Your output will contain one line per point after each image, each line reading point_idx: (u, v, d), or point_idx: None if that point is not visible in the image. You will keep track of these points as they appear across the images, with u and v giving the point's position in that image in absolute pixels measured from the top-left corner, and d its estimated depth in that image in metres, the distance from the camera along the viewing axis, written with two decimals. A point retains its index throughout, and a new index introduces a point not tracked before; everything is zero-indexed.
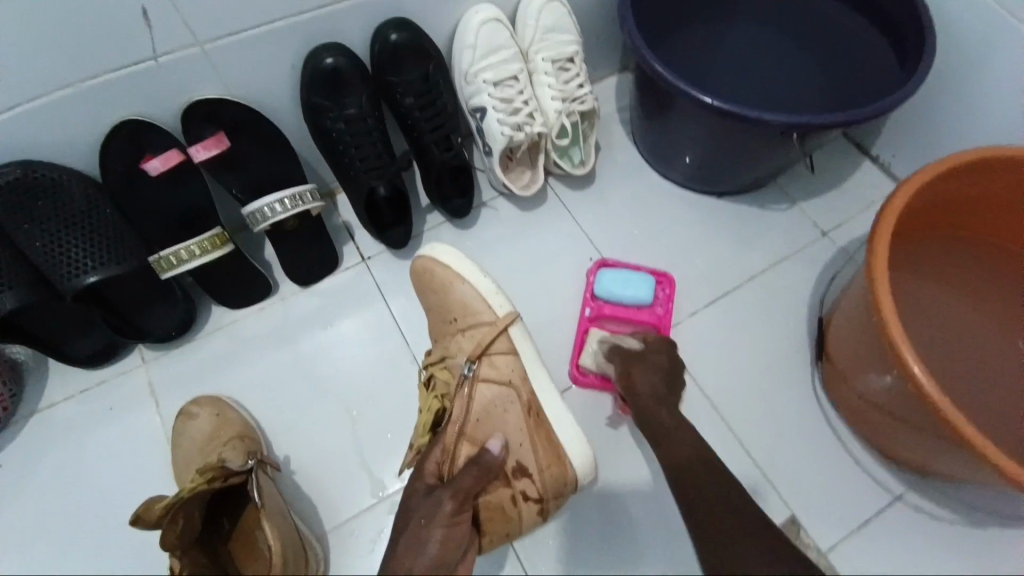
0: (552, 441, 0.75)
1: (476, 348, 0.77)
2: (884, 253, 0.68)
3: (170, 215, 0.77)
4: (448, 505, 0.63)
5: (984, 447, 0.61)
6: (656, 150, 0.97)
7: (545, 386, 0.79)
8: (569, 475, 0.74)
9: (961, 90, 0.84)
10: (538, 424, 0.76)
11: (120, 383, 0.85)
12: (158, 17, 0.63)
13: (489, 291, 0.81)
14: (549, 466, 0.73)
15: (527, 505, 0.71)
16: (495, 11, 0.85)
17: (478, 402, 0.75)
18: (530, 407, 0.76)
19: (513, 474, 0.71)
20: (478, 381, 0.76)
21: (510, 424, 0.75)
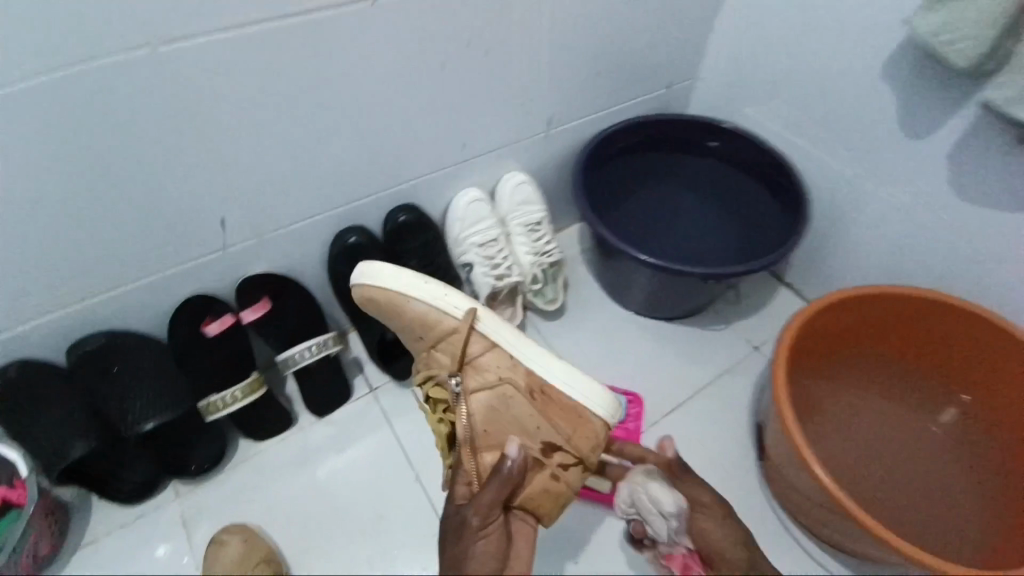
0: (566, 405, 0.80)
1: (454, 360, 0.83)
2: (782, 371, 0.88)
3: (214, 368, 0.91)
4: (475, 521, 0.69)
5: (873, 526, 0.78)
6: (613, 286, 1.20)
7: (537, 363, 0.82)
8: (592, 429, 0.80)
9: (835, 236, 1.09)
10: (544, 400, 0.80)
11: (156, 514, 0.96)
12: (230, 221, 0.86)
13: (438, 296, 0.83)
14: (573, 431, 0.79)
15: (569, 471, 0.80)
16: (477, 193, 1.10)
17: (476, 404, 0.81)
18: (530, 389, 0.81)
19: (544, 453, 0.79)
20: (469, 391, 0.81)
21: (520, 415, 0.79)
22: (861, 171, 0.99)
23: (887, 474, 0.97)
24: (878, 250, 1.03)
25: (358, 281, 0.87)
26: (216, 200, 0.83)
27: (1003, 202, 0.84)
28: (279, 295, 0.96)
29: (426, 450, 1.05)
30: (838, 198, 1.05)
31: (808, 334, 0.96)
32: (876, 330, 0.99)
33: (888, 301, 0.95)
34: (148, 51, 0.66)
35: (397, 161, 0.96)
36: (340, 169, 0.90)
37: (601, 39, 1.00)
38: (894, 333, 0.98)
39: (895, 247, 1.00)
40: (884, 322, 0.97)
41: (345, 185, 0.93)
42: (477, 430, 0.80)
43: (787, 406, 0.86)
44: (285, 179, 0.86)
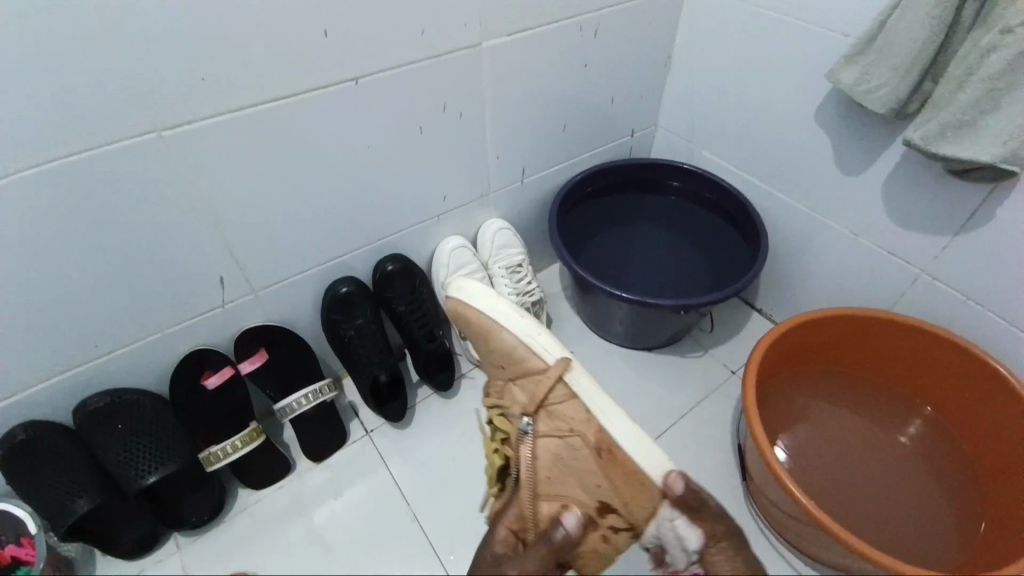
0: (630, 471, 0.78)
1: (532, 403, 0.87)
2: (751, 387, 0.94)
3: (214, 416, 0.98)
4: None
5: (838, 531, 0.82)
6: (594, 320, 1.26)
7: (610, 419, 0.81)
8: (652, 506, 0.77)
9: (795, 262, 1.17)
10: (607, 460, 0.80)
11: (158, 568, 0.98)
12: (229, 279, 0.93)
13: (526, 336, 0.89)
14: (632, 498, 0.78)
15: (619, 534, 0.83)
16: (461, 240, 1.17)
17: (546, 444, 0.86)
18: (597, 445, 0.82)
19: (599, 513, 0.83)
20: (540, 432, 0.87)
21: (583, 469, 0.83)
22: (812, 202, 1.08)
23: (863, 484, 1.01)
24: (834, 274, 1.11)
25: (451, 295, 0.99)
26: (216, 261, 0.90)
27: (938, 226, 0.92)
28: (275, 346, 1.02)
29: (421, 488, 1.08)
30: (794, 227, 1.13)
31: (776, 352, 1.02)
32: (841, 345, 1.05)
33: (852, 320, 1.01)
34: (155, 135, 0.73)
35: (383, 215, 1.03)
36: (330, 225, 0.98)
37: (567, 97, 1.10)
38: (858, 348, 1.05)
39: (850, 271, 1.08)
40: (849, 338, 1.04)
41: (335, 240, 1.00)
42: (540, 473, 0.86)
43: (759, 427, 0.91)
44: (280, 238, 0.93)
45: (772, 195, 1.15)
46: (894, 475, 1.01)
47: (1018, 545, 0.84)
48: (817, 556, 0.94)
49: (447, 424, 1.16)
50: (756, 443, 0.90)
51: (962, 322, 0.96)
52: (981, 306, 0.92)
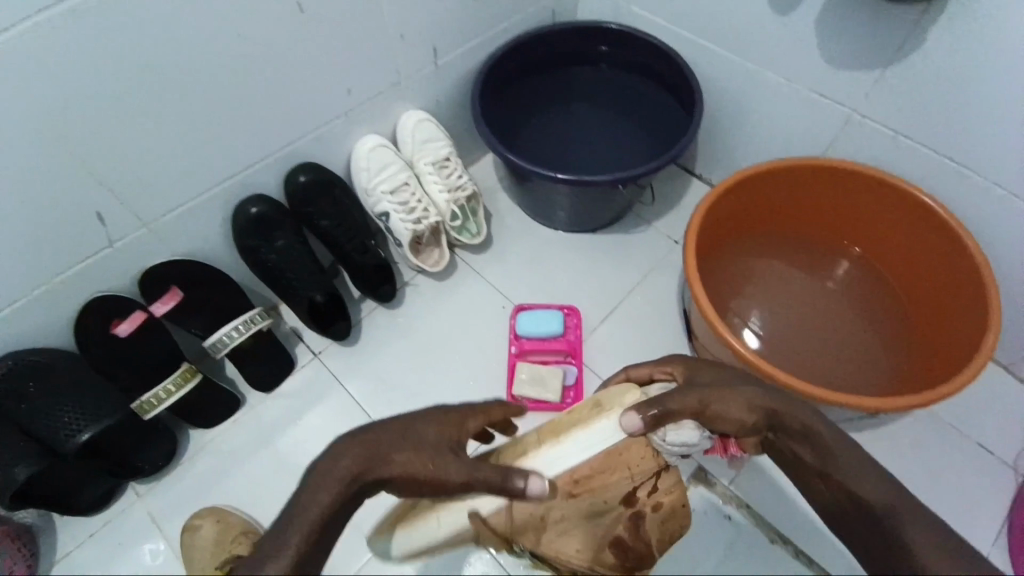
0: (605, 461, 0.64)
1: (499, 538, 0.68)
2: (691, 256, 0.93)
3: (143, 363, 0.90)
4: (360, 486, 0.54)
5: (787, 379, 0.85)
6: (536, 208, 1.20)
7: (559, 459, 0.64)
8: (646, 445, 0.64)
9: (732, 120, 1.13)
10: (592, 484, 0.64)
11: (122, 519, 0.97)
12: (109, 214, 0.81)
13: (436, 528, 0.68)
14: (631, 463, 0.64)
15: (661, 480, 0.66)
16: (378, 139, 1.06)
17: (551, 545, 0.67)
18: (567, 494, 0.64)
19: (629, 500, 0.65)
20: (541, 546, 0.67)
21: (578, 507, 0.64)
22: (745, 51, 1.02)
23: (806, 330, 1.05)
24: (769, 128, 1.08)
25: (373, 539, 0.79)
26: (91, 195, 0.78)
27: (868, 60, 0.89)
28: (188, 282, 0.93)
29: (380, 400, 1.07)
30: (728, 82, 1.08)
31: (713, 217, 1.01)
32: (774, 202, 1.05)
33: (790, 170, 1.00)
34: None
35: (282, 119, 0.91)
36: (221, 138, 0.85)
37: None
38: (788, 201, 1.05)
39: (785, 124, 1.05)
40: (782, 192, 1.04)
41: (232, 155, 0.88)
42: (583, 555, 0.67)
43: (700, 287, 0.92)
44: (163, 158, 0.81)
45: (705, 51, 1.07)
46: (833, 321, 1.05)
47: (963, 355, 0.90)
48: None
49: (397, 335, 1.12)
50: (701, 310, 0.91)
51: (891, 160, 0.97)
52: (910, 141, 0.93)
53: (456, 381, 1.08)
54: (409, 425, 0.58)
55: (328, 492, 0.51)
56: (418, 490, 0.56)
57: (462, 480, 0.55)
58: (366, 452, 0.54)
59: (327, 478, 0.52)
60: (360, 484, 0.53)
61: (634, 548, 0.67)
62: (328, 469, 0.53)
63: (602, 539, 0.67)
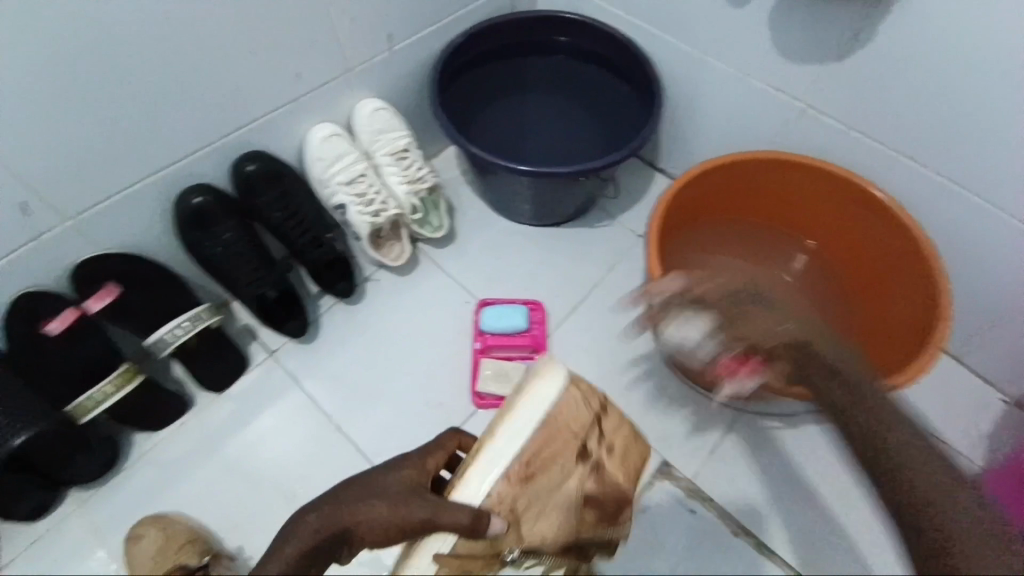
0: (546, 430, 0.60)
1: (490, 557, 0.62)
2: (652, 249, 0.93)
3: (79, 364, 0.84)
4: (331, 540, 0.58)
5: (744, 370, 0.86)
6: (500, 202, 1.18)
7: (497, 451, 0.59)
8: (574, 393, 0.62)
9: (691, 113, 1.13)
10: (545, 458, 0.60)
11: (58, 531, 0.91)
12: (34, 204, 0.75)
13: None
14: (567, 416, 0.61)
15: (609, 426, 0.66)
16: (331, 128, 1.02)
17: (534, 535, 0.61)
18: (524, 479, 0.59)
19: (589, 456, 0.63)
20: (526, 542, 0.61)
21: (546, 490, 0.60)
22: (701, 44, 1.02)
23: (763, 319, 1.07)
24: (727, 122, 1.09)
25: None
26: (12, 183, 0.72)
27: (821, 53, 0.90)
28: (127, 276, 0.88)
29: (338, 397, 1.03)
30: (687, 75, 1.08)
31: (672, 210, 1.01)
32: (730, 194, 1.07)
33: (747, 165, 1.01)
34: None
35: (227, 104, 0.86)
36: (158, 124, 0.81)
37: None
38: (744, 193, 1.07)
39: (742, 117, 1.06)
40: (737, 185, 1.05)
41: (171, 143, 0.84)
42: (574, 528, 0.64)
43: (661, 282, 0.92)
44: (95, 144, 0.76)
45: (662, 43, 1.07)
46: None
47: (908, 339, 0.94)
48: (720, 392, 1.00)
49: (357, 331, 1.09)
50: (661, 304, 0.92)
51: (843, 153, 0.99)
52: (862, 134, 0.95)
53: (418, 378, 1.06)
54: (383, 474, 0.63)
55: (296, 549, 0.56)
56: (384, 538, 0.58)
57: (418, 520, 0.57)
58: (327, 514, 0.58)
59: (297, 534, 0.57)
60: (325, 538, 0.57)
61: (611, 501, 0.65)
62: (297, 528, 0.57)
63: (577, 504, 0.63)
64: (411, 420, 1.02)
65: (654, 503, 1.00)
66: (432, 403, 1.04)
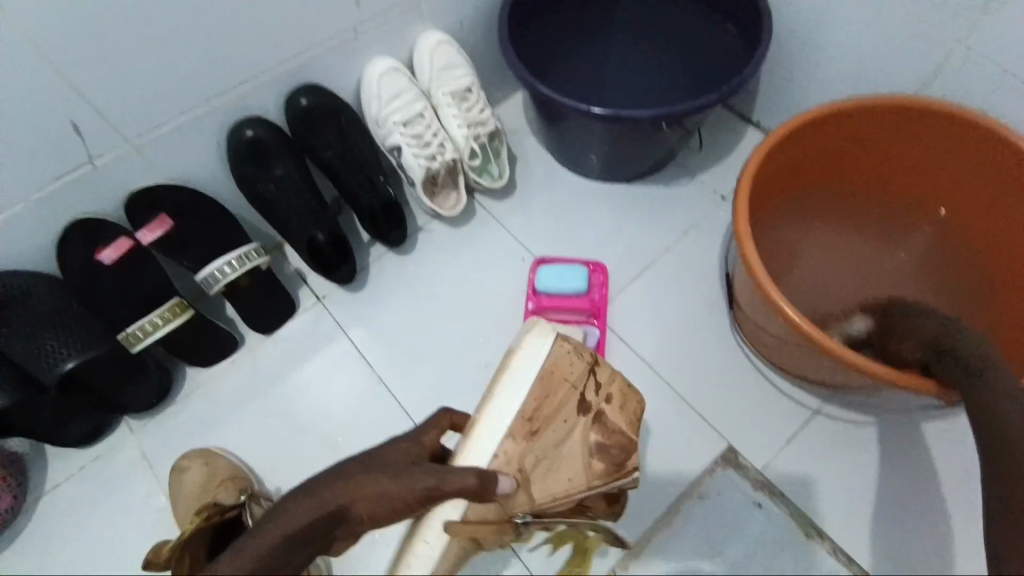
0: (541, 386, 0.68)
1: (503, 517, 0.64)
2: (744, 207, 0.80)
3: (131, 294, 0.84)
4: (322, 526, 0.52)
5: (845, 355, 0.73)
6: (567, 153, 1.07)
7: (500, 409, 0.67)
8: (565, 351, 0.70)
9: (804, 53, 0.96)
10: (545, 413, 0.68)
11: (114, 454, 0.94)
12: (88, 126, 0.73)
13: (427, 559, 0.62)
14: (559, 371, 0.69)
15: (602, 379, 0.70)
16: (390, 62, 0.95)
17: (546, 493, 0.65)
18: (530, 434, 0.67)
19: (585, 407, 0.69)
20: (539, 502, 0.65)
21: (546, 441, 0.67)
22: None
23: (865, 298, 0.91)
24: (848, 63, 0.91)
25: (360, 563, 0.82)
26: (66, 103, 0.70)
27: None
28: (179, 209, 0.86)
29: (383, 350, 0.99)
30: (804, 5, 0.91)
31: (770, 163, 0.86)
32: (843, 148, 0.90)
33: (871, 112, 0.84)
34: None
35: (282, 28, 0.80)
36: (211, 47, 0.76)
37: None
38: (860, 148, 0.89)
39: (870, 56, 0.88)
40: (853, 137, 0.88)
41: (224, 68, 0.79)
42: (581, 481, 0.67)
43: (751, 245, 0.78)
44: (148, 65, 0.73)
45: None
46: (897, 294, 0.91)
47: None
48: (805, 375, 0.87)
49: (406, 283, 1.04)
50: (749, 272, 0.78)
51: (1002, 102, 0.79)
52: None
53: (466, 336, 0.99)
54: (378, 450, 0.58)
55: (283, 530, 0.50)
56: (386, 514, 0.54)
57: (426, 489, 0.55)
58: (316, 497, 0.51)
59: (282, 518, 0.50)
60: (316, 521, 0.51)
61: (617, 446, 0.68)
62: (280, 514, 0.50)
63: (584, 456, 0.67)
64: (456, 380, 0.97)
65: (713, 494, 0.89)
66: (478, 364, 0.98)
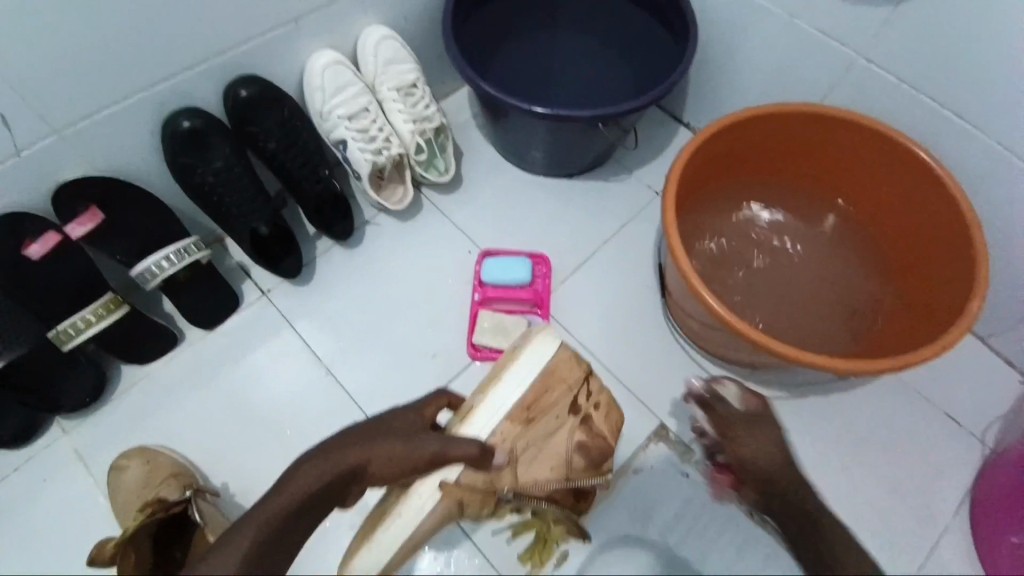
0: (541, 383, 0.78)
1: (490, 489, 0.74)
2: (672, 201, 0.86)
3: (55, 288, 0.81)
4: (336, 488, 0.58)
5: (757, 338, 0.81)
6: (511, 149, 1.11)
7: (504, 396, 0.76)
8: (568, 358, 0.80)
9: (727, 60, 1.03)
10: (542, 406, 0.78)
11: (46, 455, 0.90)
12: (11, 114, 0.70)
13: (415, 514, 0.71)
14: (559, 374, 0.79)
15: (592, 389, 0.81)
16: (334, 55, 0.95)
17: (528, 477, 0.75)
18: (525, 421, 0.76)
19: (575, 410, 0.79)
20: (522, 482, 0.75)
21: (539, 434, 0.77)
22: None
23: (780, 286, 1.00)
24: (766, 70, 0.99)
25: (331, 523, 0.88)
26: None
27: None
28: (111, 201, 0.83)
29: (330, 342, 1.00)
30: (727, 14, 0.98)
31: (696, 162, 0.93)
32: (759, 149, 0.98)
33: (782, 118, 0.92)
34: None
35: (219, 19, 0.79)
36: (145, 35, 0.74)
37: None
38: (774, 149, 0.98)
39: (783, 65, 0.96)
40: (768, 140, 0.96)
41: (160, 57, 0.78)
42: (560, 473, 0.77)
43: (678, 240, 0.85)
44: (76, 52, 0.70)
45: None
46: (811, 282, 1.00)
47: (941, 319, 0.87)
48: (727, 357, 0.96)
49: (353, 276, 1.05)
50: (674, 262, 0.85)
51: (893, 110, 0.90)
52: (915, 88, 0.85)
53: (415, 327, 1.02)
54: (383, 419, 0.66)
55: (301, 491, 0.56)
56: (395, 473, 0.61)
57: (432, 453, 0.63)
58: (333, 460, 0.58)
59: (299, 475, 0.57)
60: (332, 481, 0.57)
61: (595, 448, 0.79)
62: (296, 474, 0.57)
63: (566, 451, 0.77)
64: (404, 370, 0.99)
65: (647, 467, 0.96)
66: (427, 354, 1.00)
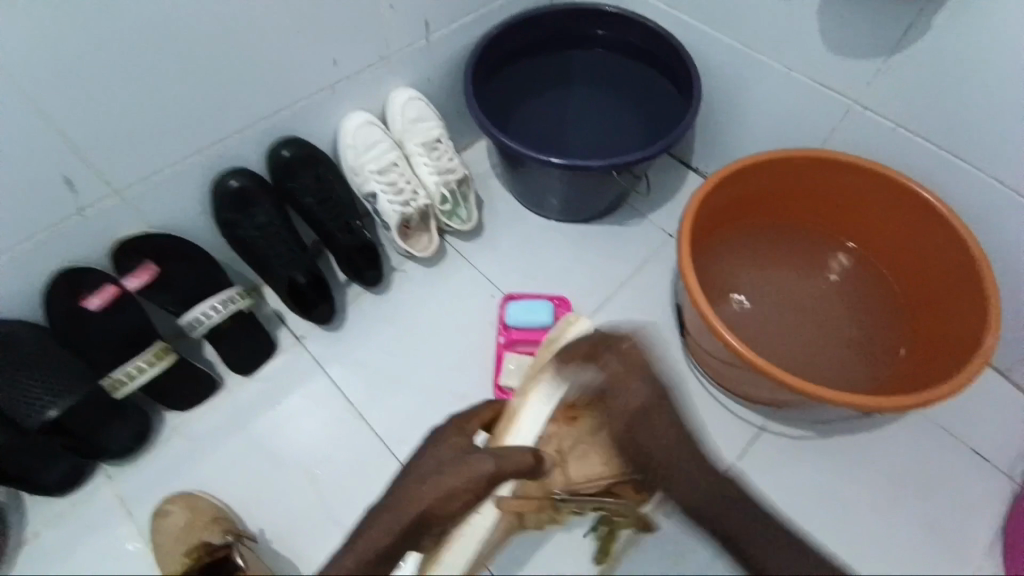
0: None
1: (545, 493, 0.78)
2: (686, 244, 0.91)
3: (108, 340, 0.86)
4: (405, 538, 0.64)
5: (775, 371, 0.83)
6: (530, 197, 1.17)
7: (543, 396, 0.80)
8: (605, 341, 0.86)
9: (731, 110, 1.10)
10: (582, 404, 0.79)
11: (91, 500, 0.94)
12: (81, 180, 0.78)
13: (478, 531, 0.78)
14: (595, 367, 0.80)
15: None
16: (366, 116, 1.04)
17: (580, 475, 0.78)
18: (569, 420, 0.80)
19: None
20: (573, 481, 0.78)
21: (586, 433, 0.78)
22: (742, 39, 1.00)
23: (794, 323, 1.03)
24: (767, 119, 1.06)
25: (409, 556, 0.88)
26: (62, 159, 0.75)
27: (876, 45, 0.86)
28: (162, 258, 0.90)
29: (361, 386, 1.04)
30: (727, 70, 1.06)
31: (706, 206, 0.98)
32: (767, 193, 1.03)
33: (788, 163, 0.98)
34: None
35: (264, 90, 0.88)
36: (201, 107, 0.83)
37: None
38: (780, 192, 1.03)
39: (784, 114, 1.03)
40: (775, 183, 1.01)
41: (213, 124, 0.86)
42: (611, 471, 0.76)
43: (694, 280, 0.89)
44: (140, 124, 0.79)
45: (702, 37, 1.06)
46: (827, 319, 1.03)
47: (955, 352, 0.89)
48: (748, 394, 0.97)
49: (382, 321, 1.09)
50: (692, 302, 0.89)
51: (892, 152, 0.95)
52: (910, 131, 0.91)
53: (441, 369, 1.05)
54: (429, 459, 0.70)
55: (368, 551, 0.62)
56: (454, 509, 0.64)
57: (490, 472, 0.65)
58: (394, 518, 0.64)
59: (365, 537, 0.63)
60: (399, 537, 0.63)
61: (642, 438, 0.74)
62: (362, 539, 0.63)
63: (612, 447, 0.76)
64: (432, 411, 1.02)
65: None
66: (454, 396, 1.03)
